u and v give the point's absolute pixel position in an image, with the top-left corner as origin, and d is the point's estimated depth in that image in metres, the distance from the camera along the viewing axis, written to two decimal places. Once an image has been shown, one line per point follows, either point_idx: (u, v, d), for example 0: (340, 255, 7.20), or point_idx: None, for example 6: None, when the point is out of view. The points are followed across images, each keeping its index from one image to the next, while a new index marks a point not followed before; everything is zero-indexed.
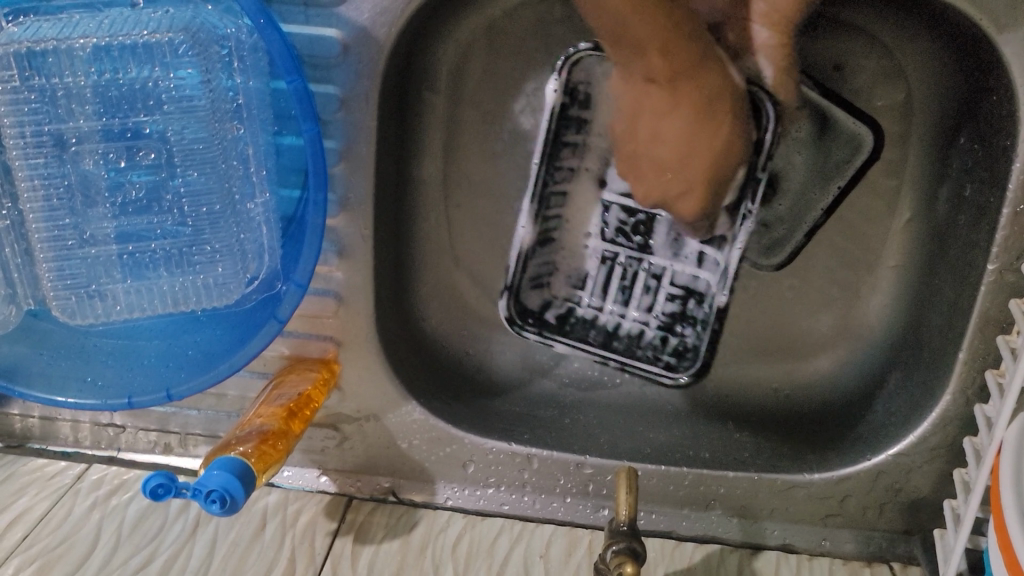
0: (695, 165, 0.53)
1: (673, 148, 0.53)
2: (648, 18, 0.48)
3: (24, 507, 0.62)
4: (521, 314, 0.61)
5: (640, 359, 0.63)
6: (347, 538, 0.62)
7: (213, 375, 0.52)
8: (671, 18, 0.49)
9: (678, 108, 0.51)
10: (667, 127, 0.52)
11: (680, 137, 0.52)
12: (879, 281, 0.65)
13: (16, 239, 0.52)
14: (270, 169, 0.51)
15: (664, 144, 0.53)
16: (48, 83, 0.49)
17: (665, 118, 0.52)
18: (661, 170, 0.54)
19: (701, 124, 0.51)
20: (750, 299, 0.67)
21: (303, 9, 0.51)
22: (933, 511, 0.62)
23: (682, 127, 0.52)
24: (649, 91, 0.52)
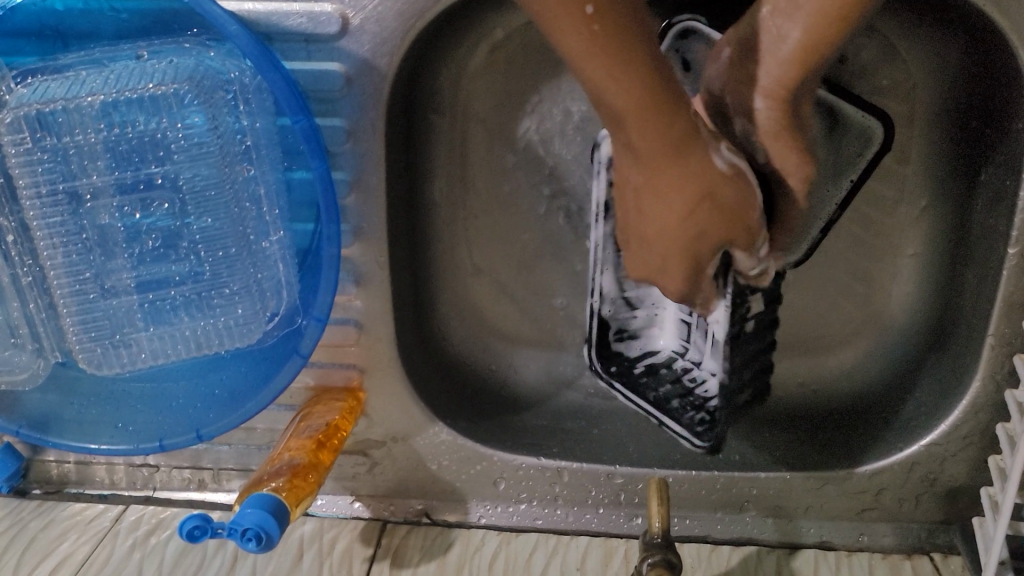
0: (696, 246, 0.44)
1: (667, 221, 0.43)
2: None
3: (67, 551, 0.63)
4: (602, 361, 0.64)
5: (673, 413, 0.62)
6: (384, 563, 0.62)
7: (241, 413, 0.53)
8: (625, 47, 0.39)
9: (652, 155, 0.42)
10: (655, 188, 0.43)
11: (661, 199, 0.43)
12: (901, 268, 0.64)
13: (39, 294, 0.53)
14: (283, 207, 0.52)
15: (652, 219, 0.44)
16: (60, 142, 0.50)
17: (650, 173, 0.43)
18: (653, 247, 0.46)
19: (689, 199, 0.42)
20: (799, 284, 0.66)
21: (304, 45, 0.52)
22: (970, 499, 0.61)
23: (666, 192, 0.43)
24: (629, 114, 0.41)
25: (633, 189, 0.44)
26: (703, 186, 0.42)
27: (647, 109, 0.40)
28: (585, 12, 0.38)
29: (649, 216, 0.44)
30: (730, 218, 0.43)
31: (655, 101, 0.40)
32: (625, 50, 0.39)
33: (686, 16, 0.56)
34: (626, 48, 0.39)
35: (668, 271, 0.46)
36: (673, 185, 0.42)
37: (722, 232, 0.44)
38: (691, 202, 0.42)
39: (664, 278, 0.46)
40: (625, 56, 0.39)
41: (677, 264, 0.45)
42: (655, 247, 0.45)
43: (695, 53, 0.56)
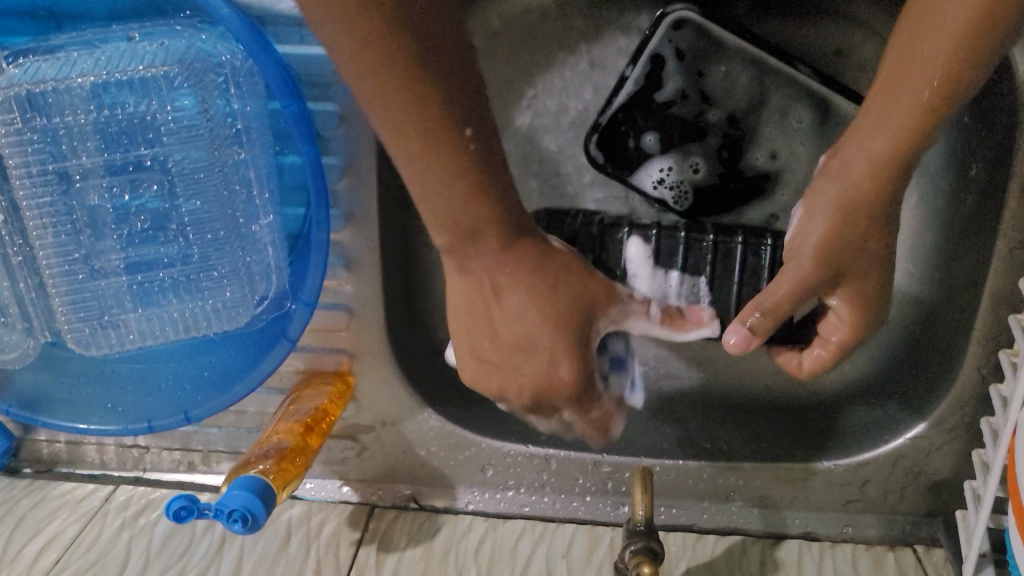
0: (567, 337, 0.44)
1: (530, 321, 0.43)
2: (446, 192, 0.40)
3: (56, 530, 0.63)
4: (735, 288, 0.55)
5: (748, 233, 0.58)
6: (371, 547, 0.62)
7: (230, 397, 0.53)
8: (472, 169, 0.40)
9: (508, 261, 0.43)
10: (519, 296, 0.43)
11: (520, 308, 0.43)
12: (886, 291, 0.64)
13: (30, 274, 0.53)
14: (274, 191, 0.52)
15: (512, 334, 0.44)
16: (50, 123, 0.50)
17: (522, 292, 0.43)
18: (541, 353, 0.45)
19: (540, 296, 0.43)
20: None
21: (297, 30, 0.52)
22: (954, 493, 0.62)
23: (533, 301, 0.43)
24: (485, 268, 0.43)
25: (489, 295, 0.44)
26: (559, 287, 0.44)
27: (479, 203, 0.40)
28: (462, 130, 0.38)
29: (516, 326, 0.44)
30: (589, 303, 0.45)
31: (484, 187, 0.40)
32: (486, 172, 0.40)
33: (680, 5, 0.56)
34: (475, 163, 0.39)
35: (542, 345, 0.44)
36: (525, 279, 0.43)
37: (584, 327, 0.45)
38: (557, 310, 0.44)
39: (512, 381, 0.45)
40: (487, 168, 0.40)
41: (544, 364, 0.44)
42: (515, 352, 0.44)
43: (689, 42, 0.56)
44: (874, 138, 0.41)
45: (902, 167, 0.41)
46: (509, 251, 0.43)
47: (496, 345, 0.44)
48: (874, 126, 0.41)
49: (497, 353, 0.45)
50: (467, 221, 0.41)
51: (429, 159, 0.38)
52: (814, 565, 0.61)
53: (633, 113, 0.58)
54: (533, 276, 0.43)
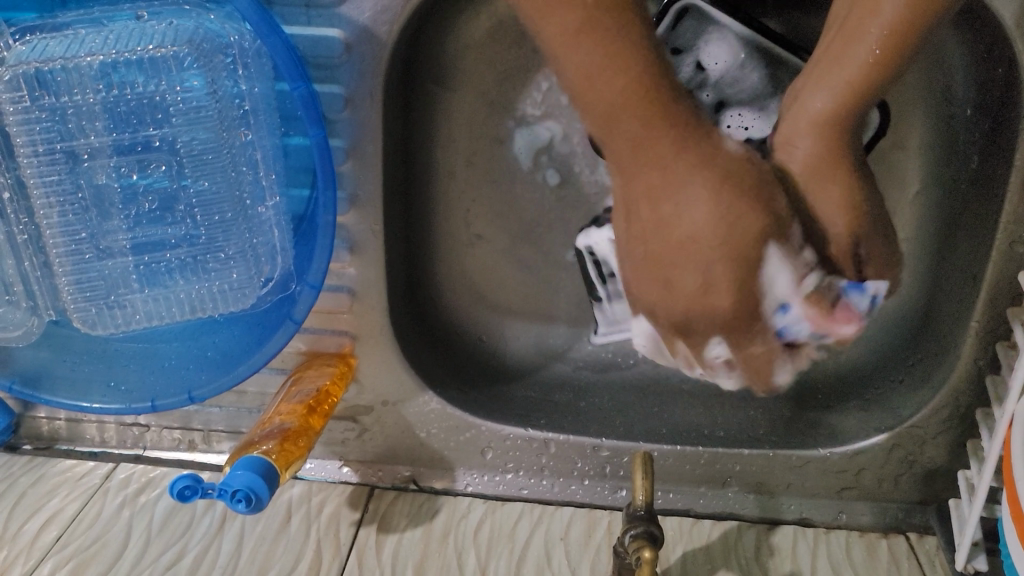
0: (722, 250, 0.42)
1: (672, 246, 0.42)
2: (590, 55, 0.41)
3: (57, 507, 0.63)
4: None
5: None
6: (371, 528, 0.63)
7: (233, 377, 0.54)
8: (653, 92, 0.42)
9: (680, 152, 0.42)
10: (671, 171, 0.42)
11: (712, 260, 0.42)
12: None
13: (35, 252, 0.53)
14: (280, 172, 0.52)
15: (676, 230, 0.42)
16: (58, 102, 0.50)
17: (716, 230, 0.42)
18: (652, 291, 0.44)
19: (714, 185, 0.42)
20: None
21: (305, 10, 0.51)
22: (947, 481, 0.63)
23: (699, 211, 0.42)
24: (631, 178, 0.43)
25: (687, 229, 0.42)
26: (724, 190, 0.42)
27: (660, 122, 0.42)
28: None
29: (693, 256, 0.42)
30: (768, 205, 0.43)
31: (665, 109, 0.42)
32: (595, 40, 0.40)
33: None
34: (623, 39, 0.41)
35: (727, 316, 0.44)
36: (700, 180, 0.42)
37: (758, 238, 0.42)
38: (706, 177, 0.42)
39: (673, 300, 0.44)
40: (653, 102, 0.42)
41: (684, 286, 0.43)
42: (674, 266, 0.43)
43: (684, 36, 0.57)
44: (819, 112, 0.44)
45: (855, 114, 0.44)
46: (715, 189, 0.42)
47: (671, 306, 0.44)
48: (820, 82, 0.44)
49: (659, 278, 0.43)
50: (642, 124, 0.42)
51: (571, 38, 0.40)
52: (809, 551, 0.62)
53: None
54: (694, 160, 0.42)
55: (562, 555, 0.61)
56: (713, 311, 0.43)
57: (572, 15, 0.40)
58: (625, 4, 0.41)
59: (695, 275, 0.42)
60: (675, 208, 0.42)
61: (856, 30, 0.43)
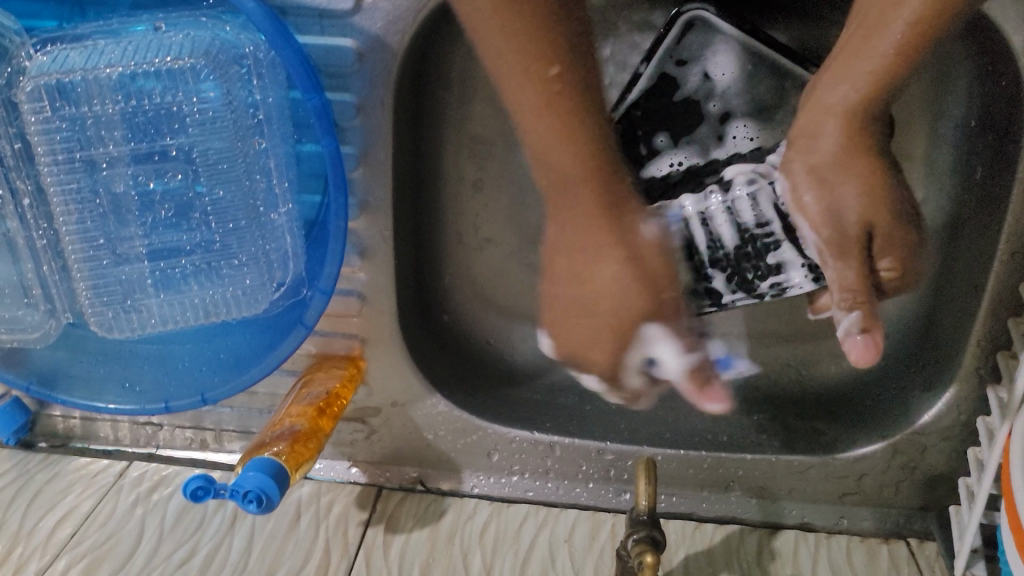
0: (613, 316, 0.46)
1: (591, 293, 0.46)
2: (543, 122, 0.44)
3: (72, 504, 0.65)
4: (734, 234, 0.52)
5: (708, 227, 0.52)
6: (379, 528, 0.64)
7: (245, 379, 0.54)
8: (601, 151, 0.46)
9: (586, 201, 0.45)
10: (590, 243, 0.46)
11: (607, 282, 0.45)
12: None
13: (53, 257, 0.54)
14: (293, 179, 0.53)
15: (599, 290, 0.46)
16: (78, 111, 0.51)
17: (610, 278, 0.45)
18: (576, 335, 0.48)
19: (624, 253, 0.45)
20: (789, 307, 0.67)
21: (318, 21, 0.52)
22: (949, 488, 0.63)
23: (607, 264, 0.45)
24: (553, 229, 0.47)
25: (580, 256, 0.46)
26: (615, 227, 0.46)
27: (592, 174, 0.45)
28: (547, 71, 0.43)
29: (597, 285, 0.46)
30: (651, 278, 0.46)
31: (599, 186, 0.46)
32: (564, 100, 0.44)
33: (695, 4, 0.57)
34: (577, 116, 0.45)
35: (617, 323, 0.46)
36: (576, 228, 0.46)
37: (649, 301, 0.46)
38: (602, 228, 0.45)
39: (589, 319, 0.47)
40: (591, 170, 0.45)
41: (603, 317, 0.46)
42: (586, 311, 0.47)
43: (690, 46, 0.57)
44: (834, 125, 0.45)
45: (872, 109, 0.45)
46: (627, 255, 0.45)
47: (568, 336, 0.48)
48: (835, 77, 0.45)
49: (568, 315, 0.48)
50: (578, 198, 0.45)
51: (534, 109, 0.44)
52: (810, 556, 0.63)
53: (635, 108, 0.58)
54: (595, 213, 0.46)
55: (566, 557, 0.62)
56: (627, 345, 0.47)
57: (535, 48, 0.43)
58: (580, 96, 0.44)
59: (609, 317, 0.46)
60: (591, 259, 0.46)
61: (878, 25, 0.43)
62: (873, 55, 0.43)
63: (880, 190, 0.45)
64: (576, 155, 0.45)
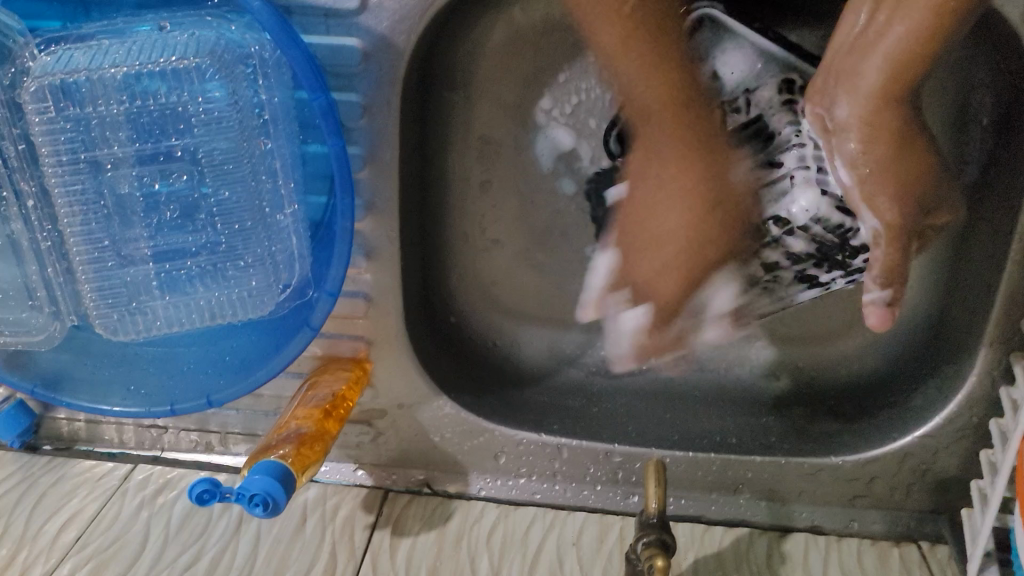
0: (684, 243, 0.56)
1: (656, 228, 0.57)
2: (658, 70, 0.55)
3: (77, 507, 0.64)
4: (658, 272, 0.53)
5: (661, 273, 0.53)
6: (385, 531, 0.64)
7: (252, 382, 0.54)
8: (687, 104, 0.55)
9: (682, 146, 0.55)
10: (666, 195, 0.56)
11: (672, 221, 0.56)
12: None
13: (58, 259, 0.54)
14: (298, 180, 0.52)
15: (658, 216, 0.56)
16: (82, 112, 0.51)
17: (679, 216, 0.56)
18: (648, 268, 0.57)
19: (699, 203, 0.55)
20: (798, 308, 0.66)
21: (324, 20, 0.52)
22: (960, 490, 0.63)
23: (676, 205, 0.56)
24: (638, 167, 0.57)
25: (659, 195, 0.56)
26: (707, 166, 0.55)
27: (679, 126, 0.55)
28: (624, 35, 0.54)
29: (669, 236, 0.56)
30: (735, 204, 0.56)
31: (682, 113, 0.55)
32: (655, 62, 0.55)
33: (705, 2, 0.56)
34: (693, 129, 0.55)
35: (665, 248, 0.56)
36: (669, 162, 0.56)
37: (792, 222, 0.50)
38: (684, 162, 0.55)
39: (653, 257, 0.57)
40: (683, 124, 0.55)
41: (669, 249, 0.56)
42: (652, 251, 0.57)
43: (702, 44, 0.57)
44: (849, 101, 0.48)
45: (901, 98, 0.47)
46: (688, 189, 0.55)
47: (643, 269, 0.58)
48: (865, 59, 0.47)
49: (633, 236, 0.58)
50: (662, 132, 0.56)
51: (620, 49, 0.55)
52: (821, 558, 0.62)
53: None
54: (686, 133, 0.55)
55: (574, 560, 0.62)
56: (694, 264, 0.56)
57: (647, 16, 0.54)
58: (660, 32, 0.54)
59: (665, 237, 0.56)
60: (659, 196, 0.56)
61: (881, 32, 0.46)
62: (860, 76, 0.47)
63: (888, 166, 0.48)
64: (658, 92, 0.55)
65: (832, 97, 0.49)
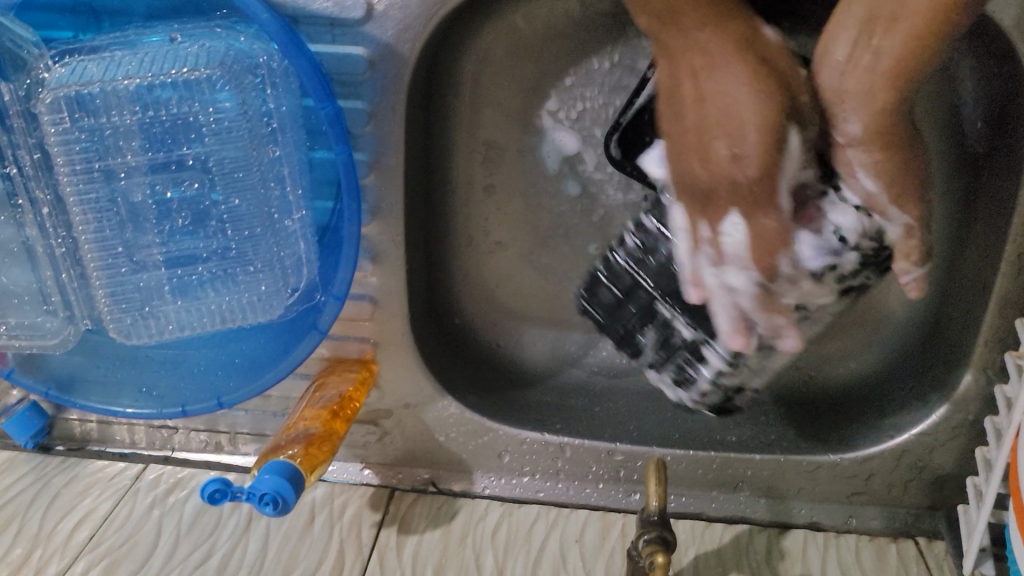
0: (744, 120, 0.43)
1: (712, 112, 0.44)
2: (697, 13, 0.44)
3: (89, 507, 0.66)
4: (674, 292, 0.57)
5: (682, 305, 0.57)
6: (392, 529, 0.65)
7: (261, 383, 0.56)
8: (729, 15, 0.45)
9: (704, 11, 0.44)
10: (720, 77, 0.44)
11: (740, 94, 0.43)
12: (892, 291, 0.65)
13: (72, 265, 0.55)
14: (306, 186, 0.54)
15: (714, 106, 0.44)
16: (97, 122, 0.52)
17: (737, 94, 0.43)
18: (694, 120, 0.45)
19: (749, 73, 0.43)
20: None
21: (330, 29, 0.53)
22: (956, 487, 0.64)
23: (742, 90, 0.43)
24: (676, 44, 0.45)
25: (743, 108, 0.43)
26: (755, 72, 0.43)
27: (725, 18, 0.45)
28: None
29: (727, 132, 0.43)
30: (783, 74, 0.44)
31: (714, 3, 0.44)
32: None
33: None
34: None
35: (737, 145, 0.43)
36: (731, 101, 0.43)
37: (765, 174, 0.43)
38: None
39: (734, 164, 0.44)
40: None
41: (731, 134, 0.43)
42: (704, 112, 0.44)
43: None
44: (861, 113, 0.44)
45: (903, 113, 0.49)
46: (750, 77, 0.43)
47: (695, 168, 0.45)
48: None
49: (703, 120, 0.44)
50: (719, 49, 0.44)
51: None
52: (819, 555, 0.64)
53: (645, 109, 0.58)
54: (727, 49, 0.44)
55: (577, 557, 0.63)
56: (766, 138, 0.43)
57: (685, 3, 0.44)
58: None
59: (723, 164, 0.44)
60: (716, 105, 0.44)
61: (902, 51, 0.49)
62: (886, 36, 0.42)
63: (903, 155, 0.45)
64: (699, 17, 0.44)
65: (839, 110, 0.44)
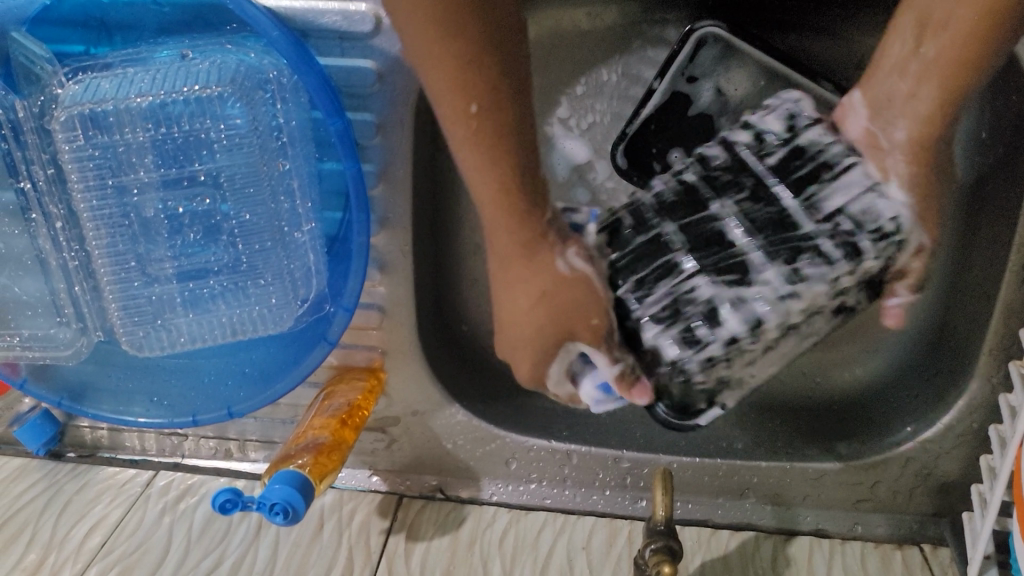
0: (554, 329, 0.47)
1: (519, 306, 0.47)
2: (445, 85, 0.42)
3: (101, 514, 0.67)
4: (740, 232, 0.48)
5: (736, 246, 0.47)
6: (400, 536, 0.65)
7: (272, 393, 0.57)
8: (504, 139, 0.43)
9: (485, 185, 0.45)
10: (520, 283, 0.47)
11: (523, 304, 0.47)
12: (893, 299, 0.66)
13: (85, 277, 0.56)
14: (315, 199, 0.54)
15: (518, 322, 0.48)
16: (110, 140, 0.53)
17: (533, 314, 0.47)
18: (515, 333, 0.48)
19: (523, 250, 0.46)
20: None
21: (338, 42, 0.53)
22: (961, 495, 0.64)
23: (533, 299, 0.47)
24: (496, 264, 0.48)
25: (532, 277, 0.47)
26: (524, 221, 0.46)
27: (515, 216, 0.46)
28: (467, 109, 0.42)
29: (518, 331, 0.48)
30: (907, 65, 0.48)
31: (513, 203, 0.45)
32: (503, 134, 0.43)
33: (709, 22, 0.58)
34: (474, 77, 0.41)
35: (547, 334, 0.47)
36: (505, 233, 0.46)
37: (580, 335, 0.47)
38: (489, 156, 0.44)
39: (522, 323, 0.48)
40: (502, 138, 0.43)
41: (530, 329, 0.47)
42: (508, 315, 0.48)
43: (703, 63, 0.59)
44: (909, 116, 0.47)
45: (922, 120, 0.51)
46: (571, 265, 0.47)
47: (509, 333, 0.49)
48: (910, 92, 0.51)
49: (505, 312, 0.49)
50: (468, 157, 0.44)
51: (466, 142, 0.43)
52: (825, 561, 0.64)
53: (650, 122, 0.60)
54: (524, 237, 0.46)
55: (584, 564, 0.64)
56: (569, 341, 0.47)
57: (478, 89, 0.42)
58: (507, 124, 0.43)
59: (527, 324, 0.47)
60: (527, 280, 0.47)
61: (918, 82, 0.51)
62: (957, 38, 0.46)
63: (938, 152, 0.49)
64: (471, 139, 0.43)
65: (887, 117, 0.48)
